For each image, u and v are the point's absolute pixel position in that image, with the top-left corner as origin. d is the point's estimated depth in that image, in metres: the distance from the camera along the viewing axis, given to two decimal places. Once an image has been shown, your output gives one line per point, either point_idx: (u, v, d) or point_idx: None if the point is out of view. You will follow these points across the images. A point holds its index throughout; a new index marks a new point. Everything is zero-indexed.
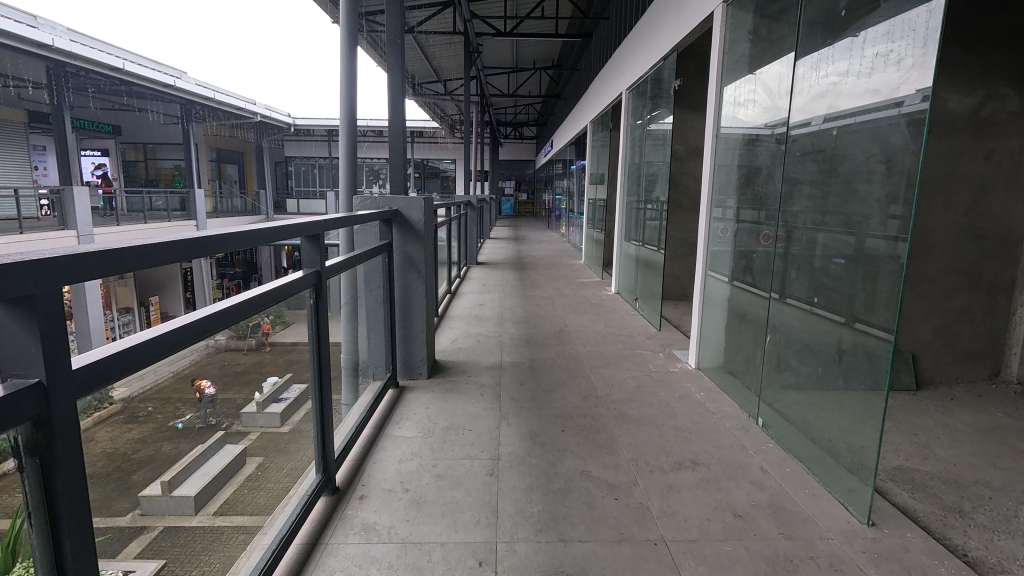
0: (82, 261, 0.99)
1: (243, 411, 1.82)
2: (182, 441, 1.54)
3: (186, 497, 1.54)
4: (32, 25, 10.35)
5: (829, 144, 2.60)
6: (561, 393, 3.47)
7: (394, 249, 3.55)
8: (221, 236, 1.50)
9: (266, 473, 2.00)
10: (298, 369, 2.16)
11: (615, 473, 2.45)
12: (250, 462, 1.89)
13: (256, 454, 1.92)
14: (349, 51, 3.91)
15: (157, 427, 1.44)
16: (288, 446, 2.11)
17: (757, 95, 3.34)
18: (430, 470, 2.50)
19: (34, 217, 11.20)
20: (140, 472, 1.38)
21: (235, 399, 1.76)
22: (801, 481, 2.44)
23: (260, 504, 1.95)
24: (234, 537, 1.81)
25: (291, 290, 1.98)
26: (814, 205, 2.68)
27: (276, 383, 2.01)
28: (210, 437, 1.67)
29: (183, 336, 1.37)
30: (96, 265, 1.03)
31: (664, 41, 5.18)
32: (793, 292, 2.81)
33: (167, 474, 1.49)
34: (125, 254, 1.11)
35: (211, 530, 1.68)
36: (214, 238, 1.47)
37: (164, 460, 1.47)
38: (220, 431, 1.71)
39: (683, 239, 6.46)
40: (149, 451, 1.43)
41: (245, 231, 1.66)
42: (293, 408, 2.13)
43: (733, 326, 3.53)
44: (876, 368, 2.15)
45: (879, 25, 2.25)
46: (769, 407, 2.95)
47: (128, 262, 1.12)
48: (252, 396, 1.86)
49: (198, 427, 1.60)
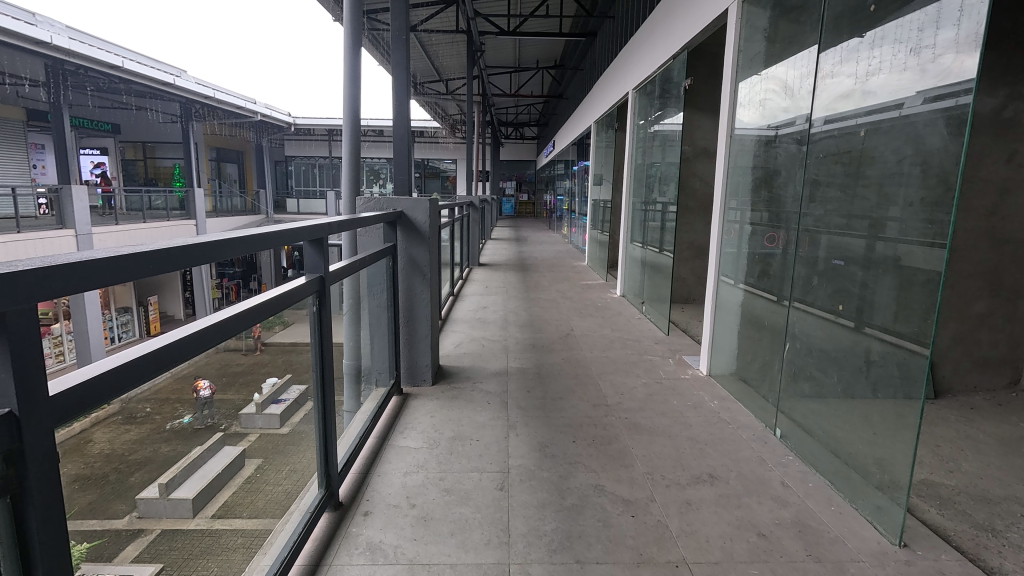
0: (63, 273, 0.90)
1: (243, 412, 1.69)
2: (182, 442, 1.45)
3: (184, 500, 1.48)
4: (31, 23, 10.28)
5: (853, 145, 2.50)
6: (571, 401, 3.36)
7: (399, 252, 3.44)
8: (218, 243, 1.40)
9: (265, 476, 1.92)
10: (298, 369, 2.04)
11: (631, 488, 2.35)
12: (249, 464, 1.79)
13: (255, 456, 1.81)
14: (352, 50, 3.79)
15: (155, 428, 1.35)
16: (288, 449, 2.00)
17: (776, 93, 3.21)
18: (437, 484, 2.39)
19: (33, 216, 11.15)
20: (139, 473, 1.33)
21: (233, 399, 1.61)
22: (825, 497, 2.34)
23: (259, 508, 1.90)
24: (233, 541, 1.78)
25: (289, 297, 1.86)
26: (838, 208, 2.57)
27: (276, 384, 1.89)
28: (209, 438, 1.57)
29: (175, 352, 1.27)
30: (77, 277, 0.93)
31: (673, 39, 5.05)
32: (814, 300, 2.70)
33: (166, 475, 1.42)
34: (113, 265, 1.02)
35: (211, 532, 1.64)
36: (205, 245, 1.35)
37: (161, 463, 1.39)
38: (219, 432, 1.61)
39: (690, 242, 6.35)
40: (146, 453, 1.35)
41: (243, 237, 1.56)
42: (293, 411, 2.00)
43: (746, 332, 3.43)
44: (911, 381, 2.05)
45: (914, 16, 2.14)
46: (788, 418, 2.85)
47: (105, 274, 1.00)
48: (250, 397, 1.72)
49: (198, 429, 1.51)
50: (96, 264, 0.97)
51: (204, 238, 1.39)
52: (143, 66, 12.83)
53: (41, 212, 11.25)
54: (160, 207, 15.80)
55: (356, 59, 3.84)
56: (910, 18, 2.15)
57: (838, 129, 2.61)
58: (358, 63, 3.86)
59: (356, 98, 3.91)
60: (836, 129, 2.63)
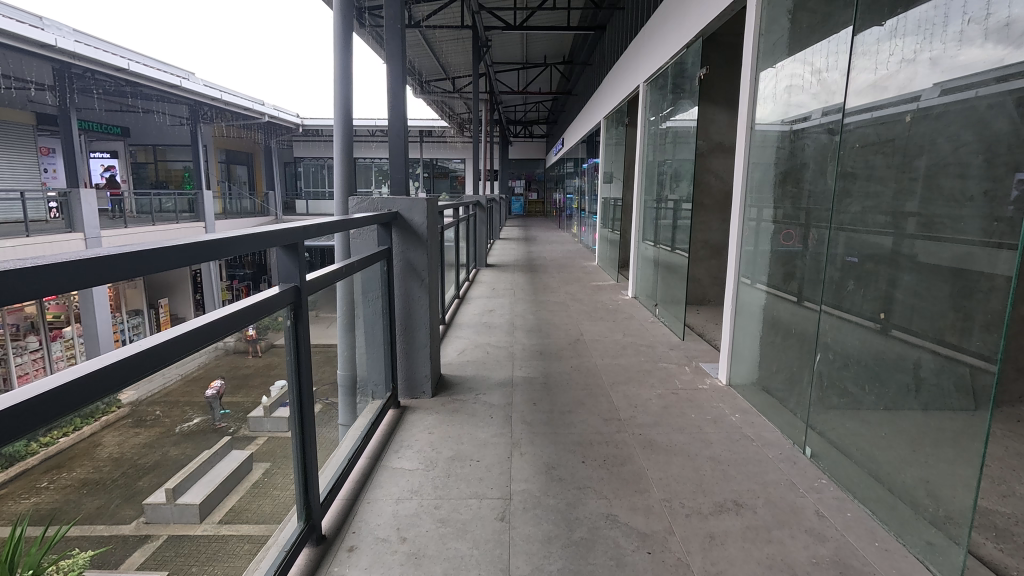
0: (23, 275, 0.93)
1: (250, 415, 1.72)
2: (189, 446, 1.49)
3: (190, 505, 1.49)
4: (35, 26, 10.17)
5: (897, 133, 2.24)
6: (580, 416, 3.11)
7: (394, 256, 3.22)
8: (196, 244, 1.37)
9: (273, 479, 1.87)
10: (272, 372, 1.81)
11: (647, 519, 2.11)
12: (256, 468, 1.79)
13: (262, 460, 1.81)
14: (344, 41, 3.55)
15: (163, 432, 1.40)
16: (298, 453, 1.95)
17: (806, 80, 2.93)
18: (432, 513, 2.17)
19: (42, 219, 11.12)
20: (146, 478, 1.37)
21: (241, 403, 1.66)
22: (867, 530, 2.08)
23: (268, 511, 1.84)
24: (239, 546, 1.72)
25: (268, 306, 1.70)
26: (877, 204, 2.30)
27: (284, 387, 1.88)
28: (216, 442, 1.58)
29: (153, 359, 1.25)
30: (26, 282, 0.93)
31: (687, 26, 4.76)
32: (849, 305, 2.42)
33: (172, 481, 1.44)
34: (68, 270, 1.01)
35: (217, 538, 1.62)
36: (160, 253, 1.26)
37: (170, 466, 1.44)
38: (226, 436, 1.62)
39: (705, 241, 6.07)
40: (156, 456, 1.40)
41: (221, 240, 1.48)
42: (295, 416, 1.93)
43: (770, 339, 3.15)
44: (968, 397, 1.88)
45: (930, 5, 2.04)
46: (821, 437, 2.57)
47: (18, 288, 0.92)
48: (259, 399, 1.75)
49: (208, 430, 1.54)
50: (47, 267, 0.97)
51: (184, 239, 1.37)
52: (150, 69, 12.70)
53: (51, 215, 11.33)
54: (170, 209, 15.81)
55: (347, 51, 3.60)
56: (924, 11, 2.06)
57: (872, 117, 2.33)
58: (350, 56, 3.62)
59: (348, 93, 3.68)
60: (873, 118, 2.34)
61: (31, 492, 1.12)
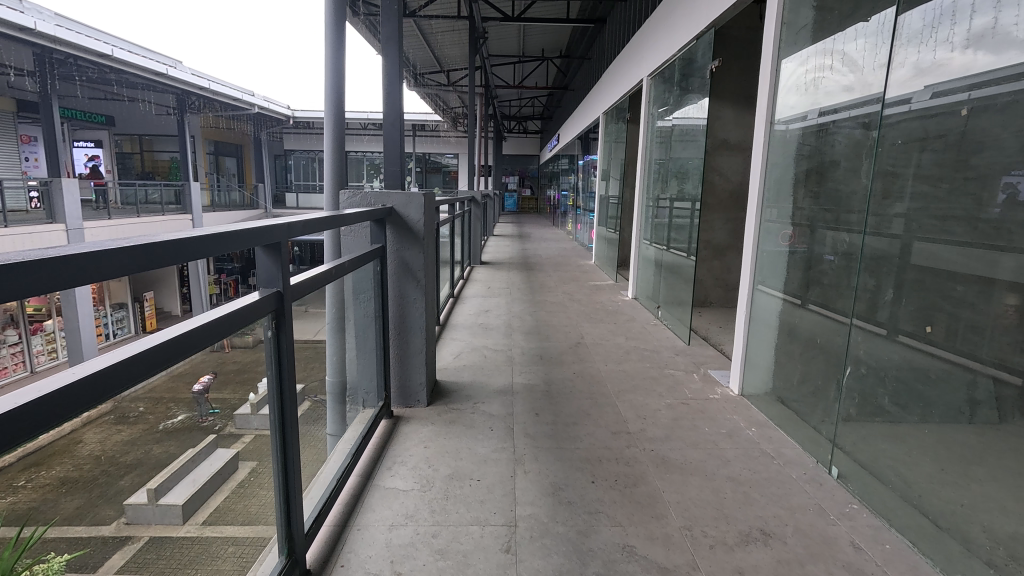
0: None
1: (238, 411, 1.56)
2: (172, 443, 1.36)
3: (173, 506, 1.40)
4: (15, 8, 9.71)
5: (947, 129, 1.99)
6: (586, 429, 2.90)
7: (388, 255, 2.98)
8: (156, 244, 1.09)
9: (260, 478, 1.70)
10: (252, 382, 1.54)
11: (667, 551, 1.91)
12: (242, 467, 1.65)
13: (249, 458, 1.65)
14: (336, 26, 3.28)
15: (146, 428, 1.27)
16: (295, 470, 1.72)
17: (834, 70, 2.69)
18: (428, 543, 1.95)
19: (22, 210, 10.65)
20: (128, 478, 1.26)
21: (229, 399, 1.50)
22: (908, 565, 1.89)
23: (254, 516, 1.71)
24: (222, 550, 1.60)
25: (246, 316, 1.43)
26: (926, 207, 2.07)
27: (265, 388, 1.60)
28: (199, 441, 1.45)
29: (127, 373, 1.04)
30: None
31: (695, 16, 4.52)
32: (884, 316, 2.23)
33: (155, 481, 1.32)
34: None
35: (200, 539, 1.53)
36: (111, 257, 0.98)
37: (152, 466, 1.31)
38: (212, 434, 1.49)
39: (709, 241, 5.88)
40: (138, 453, 1.28)
41: (182, 239, 1.18)
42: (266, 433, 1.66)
43: (789, 349, 2.95)
44: (993, 409, 1.75)
45: None
46: (849, 456, 2.39)
47: None
48: (248, 396, 1.55)
49: (193, 427, 1.42)
50: None
51: (136, 238, 1.09)
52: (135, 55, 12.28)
53: (32, 206, 10.89)
54: (156, 200, 15.33)
55: (339, 38, 3.33)
56: None
57: (917, 111, 2.12)
58: (341, 44, 3.36)
59: (340, 82, 3.44)
60: (913, 110, 2.15)
61: (9, 490, 0.99)
